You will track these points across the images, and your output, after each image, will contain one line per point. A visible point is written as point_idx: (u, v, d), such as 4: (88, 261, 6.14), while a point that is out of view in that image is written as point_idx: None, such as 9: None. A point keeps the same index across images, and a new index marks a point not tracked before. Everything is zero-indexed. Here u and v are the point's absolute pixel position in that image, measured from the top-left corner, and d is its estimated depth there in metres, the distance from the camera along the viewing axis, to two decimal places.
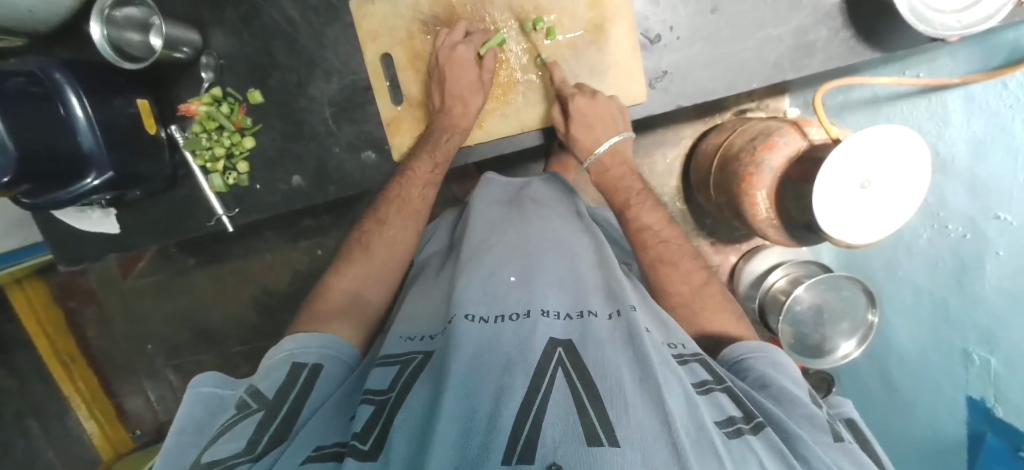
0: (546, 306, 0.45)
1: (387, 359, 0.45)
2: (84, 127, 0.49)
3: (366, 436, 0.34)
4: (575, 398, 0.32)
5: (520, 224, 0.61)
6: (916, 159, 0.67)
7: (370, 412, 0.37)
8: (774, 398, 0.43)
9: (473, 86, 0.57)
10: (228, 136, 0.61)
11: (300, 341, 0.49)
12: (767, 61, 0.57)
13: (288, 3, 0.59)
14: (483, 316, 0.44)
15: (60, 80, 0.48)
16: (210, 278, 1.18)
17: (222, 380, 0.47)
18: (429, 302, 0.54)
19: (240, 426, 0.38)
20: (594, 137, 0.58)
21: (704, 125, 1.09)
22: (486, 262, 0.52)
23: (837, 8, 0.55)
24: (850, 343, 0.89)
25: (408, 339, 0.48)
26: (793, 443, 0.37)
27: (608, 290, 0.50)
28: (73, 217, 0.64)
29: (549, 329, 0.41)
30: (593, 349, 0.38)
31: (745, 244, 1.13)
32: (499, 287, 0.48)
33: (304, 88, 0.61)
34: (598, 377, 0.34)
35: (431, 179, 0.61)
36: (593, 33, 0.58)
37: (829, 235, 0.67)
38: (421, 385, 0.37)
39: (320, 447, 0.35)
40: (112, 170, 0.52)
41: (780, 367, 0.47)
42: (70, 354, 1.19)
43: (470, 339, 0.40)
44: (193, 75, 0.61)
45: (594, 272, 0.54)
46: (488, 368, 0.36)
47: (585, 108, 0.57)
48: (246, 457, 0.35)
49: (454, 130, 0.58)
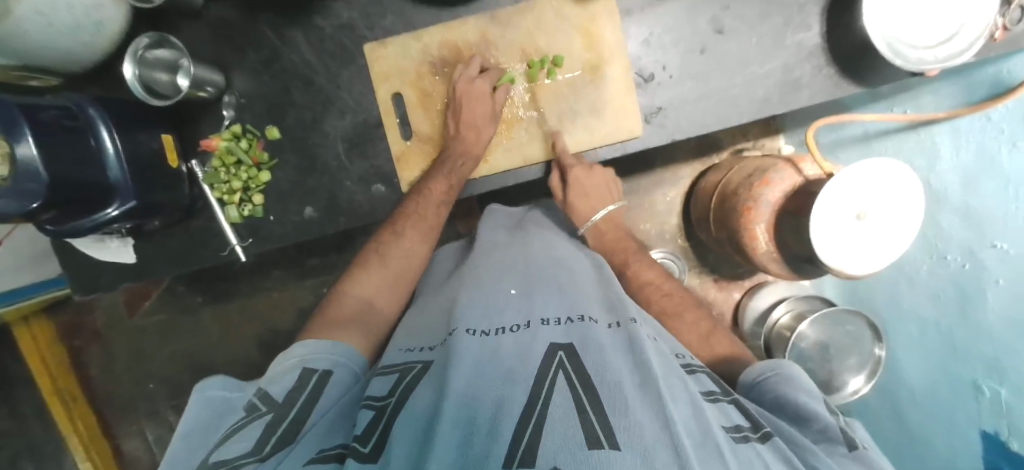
0: (546, 315, 0.46)
1: (387, 368, 0.45)
2: (111, 160, 0.53)
3: (367, 439, 0.35)
4: (577, 402, 0.31)
5: (522, 245, 0.62)
6: (908, 193, 0.68)
7: (371, 415, 0.37)
8: (790, 418, 0.41)
9: (484, 116, 0.60)
10: (245, 170, 0.64)
11: (311, 346, 0.50)
12: (755, 95, 0.60)
13: (307, 48, 0.64)
14: (485, 330, 0.44)
15: (94, 115, 0.52)
16: (214, 316, 1.18)
17: (228, 382, 0.47)
18: (431, 315, 0.55)
19: (248, 428, 0.39)
20: (590, 204, 0.66)
21: (702, 163, 1.12)
22: (485, 281, 0.53)
23: (818, 46, 0.59)
24: (859, 380, 0.85)
25: (407, 350, 0.48)
26: (806, 457, 0.36)
27: (609, 304, 0.50)
28: (92, 248, 0.66)
29: (549, 336, 0.42)
30: (595, 351, 0.38)
31: (748, 280, 1.13)
32: (501, 300, 0.49)
33: (319, 124, 0.65)
34: (599, 380, 0.34)
35: (447, 199, 0.63)
36: (590, 72, 0.61)
37: (830, 265, 0.67)
38: (422, 389, 0.38)
39: (323, 449, 0.35)
40: (134, 200, 0.55)
41: (796, 381, 0.44)
42: (70, 393, 1.18)
43: (472, 350, 0.40)
44: (215, 113, 0.65)
45: (594, 287, 0.54)
46: (489, 377, 0.36)
47: (583, 179, 0.63)
48: (252, 457, 0.35)
49: (467, 156, 0.61)
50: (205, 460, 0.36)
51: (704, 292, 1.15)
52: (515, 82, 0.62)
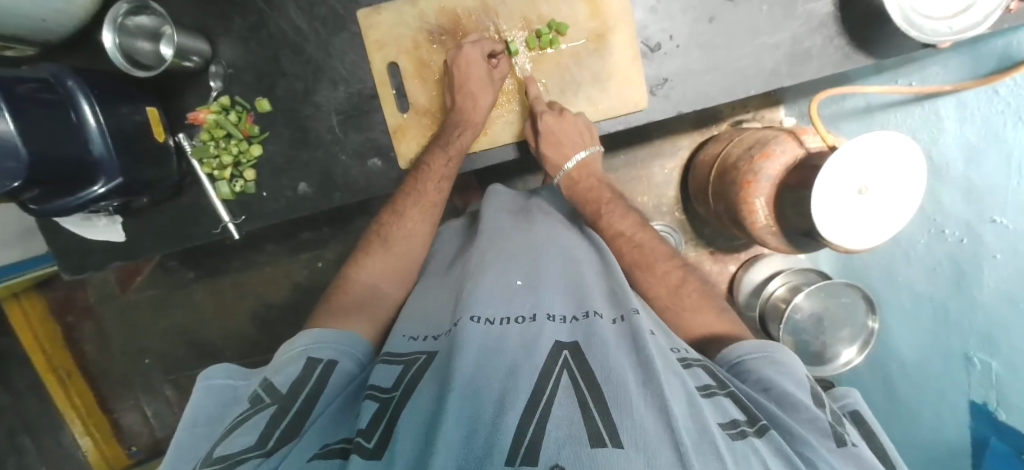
0: (552, 310, 0.46)
1: (391, 357, 0.44)
2: (94, 134, 0.51)
3: (371, 433, 0.34)
4: (579, 400, 0.31)
5: (528, 231, 0.61)
6: (910, 169, 0.68)
7: (375, 408, 0.36)
8: (775, 402, 0.42)
9: (481, 82, 0.58)
10: (235, 144, 0.62)
11: (316, 336, 0.49)
12: (764, 67, 0.59)
13: (296, 13, 0.60)
14: (489, 318, 0.44)
15: (73, 87, 0.50)
16: (209, 292, 1.17)
17: (232, 370, 0.47)
18: (434, 302, 0.54)
19: (251, 421, 0.38)
20: (563, 153, 0.61)
21: (701, 136, 1.10)
22: (490, 269, 0.52)
23: (831, 16, 0.57)
24: (851, 350, 0.87)
25: (410, 338, 0.48)
26: (796, 444, 0.36)
27: (613, 295, 0.49)
28: (78, 224, 0.64)
29: (555, 333, 0.41)
30: (597, 349, 0.38)
31: (744, 253, 1.14)
32: (506, 292, 0.49)
33: (311, 96, 0.62)
34: (604, 378, 0.34)
35: (447, 172, 0.61)
36: (594, 42, 0.59)
37: (830, 240, 0.67)
38: (426, 386, 0.37)
39: (327, 444, 0.35)
40: (121, 176, 0.53)
41: (782, 365, 0.45)
42: (66, 369, 1.17)
43: (476, 340, 0.40)
44: (202, 84, 0.62)
45: (597, 279, 0.54)
46: (493, 371, 0.36)
47: (555, 127, 0.59)
48: (258, 451, 0.34)
49: (466, 125, 0.59)
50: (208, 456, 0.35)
51: (699, 265, 1.15)
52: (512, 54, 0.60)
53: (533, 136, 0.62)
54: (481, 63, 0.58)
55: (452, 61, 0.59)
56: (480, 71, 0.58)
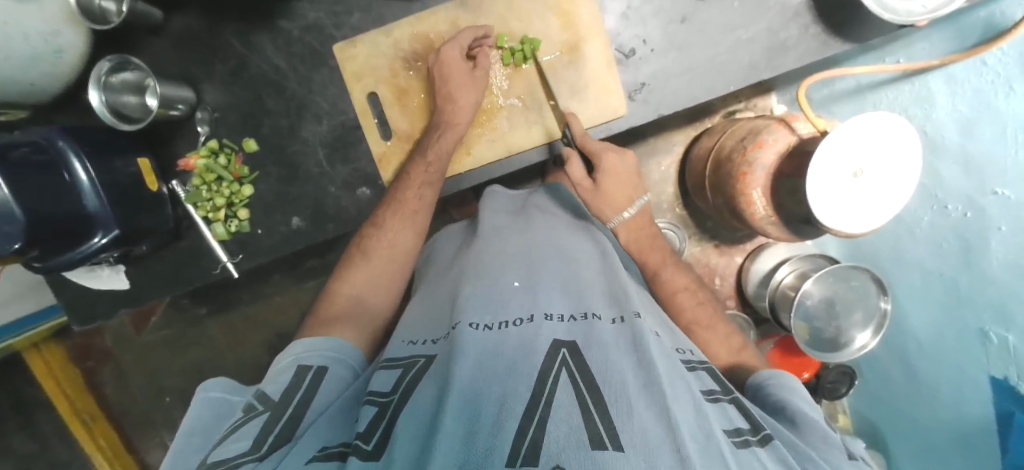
0: (550, 310, 0.44)
1: (390, 362, 0.45)
2: (88, 189, 0.52)
3: (371, 435, 0.34)
4: (579, 401, 0.31)
5: (526, 229, 0.60)
6: (905, 143, 0.67)
7: (374, 412, 0.37)
8: (789, 422, 0.41)
9: (463, 80, 0.57)
10: (227, 186, 0.63)
11: (307, 344, 0.49)
12: (741, 62, 0.59)
13: (275, 52, 0.62)
14: (488, 323, 0.42)
15: (63, 147, 0.52)
16: (221, 326, 1.19)
17: (229, 385, 0.48)
18: (433, 308, 0.53)
19: (244, 428, 0.38)
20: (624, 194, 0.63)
21: (694, 130, 1.10)
22: (486, 271, 0.51)
23: (803, 4, 0.57)
24: (866, 334, 0.85)
25: (410, 343, 0.48)
26: (800, 459, 0.36)
27: (612, 295, 0.49)
28: (84, 278, 0.66)
29: (552, 332, 0.40)
30: (597, 352, 0.37)
31: (750, 244, 1.11)
32: (504, 294, 0.47)
33: (296, 131, 0.63)
34: (604, 380, 0.33)
35: (428, 178, 0.60)
36: (568, 53, 0.59)
37: (827, 225, 0.66)
38: (426, 387, 0.37)
39: (326, 447, 0.35)
40: (118, 227, 0.55)
41: (801, 392, 0.45)
42: (90, 413, 1.19)
43: (475, 346, 0.38)
44: (189, 130, 0.64)
45: (597, 278, 0.52)
46: (493, 371, 0.34)
47: (616, 167, 0.62)
48: (251, 456, 0.35)
49: (446, 127, 0.58)
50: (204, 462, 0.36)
51: (705, 259, 1.14)
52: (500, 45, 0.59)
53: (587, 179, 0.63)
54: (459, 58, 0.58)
55: (436, 64, 0.58)
56: (463, 67, 0.58)
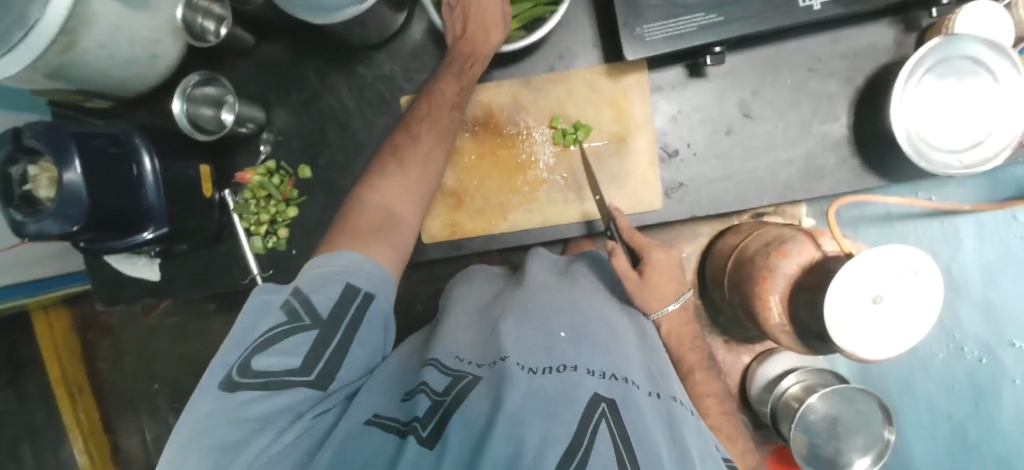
0: (593, 363, 0.41)
1: (440, 365, 0.43)
2: (151, 184, 0.56)
3: (427, 422, 0.35)
4: (618, 463, 0.30)
5: (572, 288, 0.56)
6: (927, 283, 0.68)
7: (427, 404, 0.36)
8: None
9: (494, 15, 0.56)
10: (274, 205, 0.66)
11: (349, 258, 0.46)
12: (778, 181, 0.61)
13: (346, 93, 0.67)
14: (534, 364, 0.39)
15: (138, 144, 0.55)
16: (225, 323, 1.20)
17: (269, 289, 0.44)
18: (476, 326, 0.51)
19: (291, 341, 0.39)
20: (669, 288, 0.58)
21: (722, 223, 1.11)
22: (532, 310, 0.48)
23: (845, 138, 0.60)
24: (864, 461, 0.82)
25: (458, 358, 0.45)
26: None
27: (647, 366, 0.47)
28: (121, 262, 0.68)
29: (595, 383, 0.38)
30: (635, 418, 0.35)
31: (759, 345, 1.09)
32: (548, 340, 0.44)
33: (349, 166, 0.67)
34: (640, 447, 0.33)
35: (459, 101, 0.58)
36: (615, 143, 0.63)
37: (846, 346, 0.66)
38: (475, 400, 0.35)
39: (378, 416, 0.37)
40: (167, 225, 0.58)
41: None
42: (78, 387, 1.20)
43: (521, 383, 0.36)
44: (252, 146, 0.68)
45: (635, 347, 0.49)
46: (539, 408, 0.33)
47: (661, 261, 0.58)
48: (301, 377, 0.37)
49: (474, 57, 0.57)
50: (251, 366, 0.37)
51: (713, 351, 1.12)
52: (553, 124, 0.63)
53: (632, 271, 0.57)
54: (499, 28, 0.57)
55: None
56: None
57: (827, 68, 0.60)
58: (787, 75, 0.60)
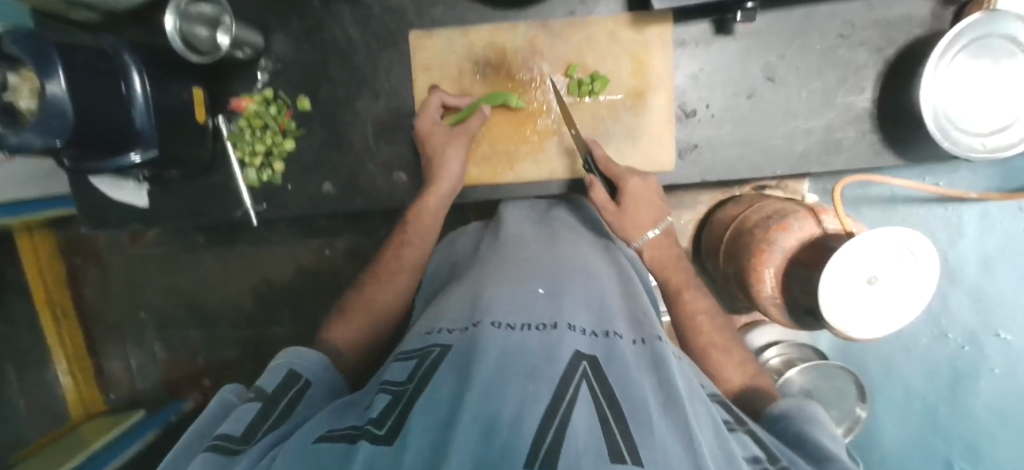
0: (573, 320, 0.41)
1: (405, 354, 0.42)
2: (140, 105, 0.52)
3: (382, 422, 0.33)
4: (599, 415, 0.30)
5: (551, 238, 0.56)
6: (924, 262, 0.67)
7: (387, 401, 0.35)
8: (808, 455, 0.39)
9: None
10: (270, 136, 0.64)
11: (300, 359, 0.49)
12: (794, 150, 0.60)
13: (351, 23, 0.62)
14: (510, 323, 0.40)
15: (127, 61, 0.51)
16: (214, 260, 1.19)
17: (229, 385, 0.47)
18: (456, 293, 0.51)
19: (237, 418, 0.39)
20: (646, 217, 0.57)
21: (722, 194, 1.10)
22: (510, 274, 0.48)
23: (867, 111, 0.58)
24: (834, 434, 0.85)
25: (426, 333, 0.45)
26: None
27: (632, 313, 0.47)
28: (105, 184, 0.65)
29: (575, 342, 0.38)
30: (618, 369, 0.36)
31: (745, 317, 1.11)
32: (526, 300, 0.43)
33: (351, 102, 0.64)
34: (625, 398, 0.33)
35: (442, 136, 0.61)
36: (632, 99, 0.60)
37: (833, 323, 0.67)
38: (444, 376, 0.35)
39: (332, 430, 0.34)
40: (156, 148, 0.55)
41: (824, 426, 0.43)
42: (63, 309, 1.19)
43: (495, 346, 0.35)
44: (250, 73, 0.65)
45: (618, 296, 0.49)
46: (512, 372, 0.32)
47: (636, 189, 0.57)
48: (239, 445, 0.36)
49: None
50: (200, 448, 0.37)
51: None
52: (569, 73, 0.60)
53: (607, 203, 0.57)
54: None
55: None
56: None
57: (859, 36, 0.57)
58: (817, 40, 0.57)
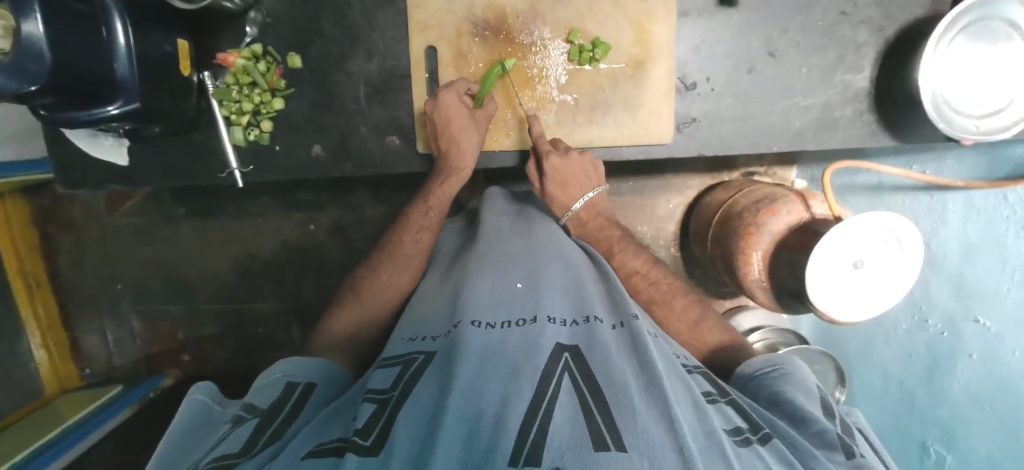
0: (552, 311, 0.42)
1: (386, 360, 0.41)
2: (122, 53, 0.49)
3: (368, 432, 0.31)
4: (581, 405, 0.29)
5: (527, 235, 0.57)
6: (904, 247, 0.68)
7: (372, 410, 0.33)
8: (786, 416, 0.41)
9: None
10: (259, 94, 0.61)
11: (293, 363, 0.49)
12: (792, 127, 0.60)
13: None
14: (491, 321, 0.39)
15: (110, 6, 0.48)
16: (195, 231, 1.15)
17: (211, 392, 0.46)
18: (438, 294, 0.51)
19: (235, 434, 0.38)
20: (568, 193, 0.61)
21: (713, 178, 1.10)
22: (490, 270, 0.48)
23: (865, 91, 0.58)
24: None
25: (409, 339, 0.44)
26: (802, 457, 0.35)
27: (610, 298, 0.47)
28: (82, 140, 0.62)
29: (556, 335, 0.38)
30: (598, 355, 0.35)
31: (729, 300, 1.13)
32: (506, 294, 0.44)
33: (344, 62, 0.62)
34: (606, 383, 0.32)
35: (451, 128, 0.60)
36: (633, 68, 0.59)
37: (822, 307, 0.67)
38: (425, 386, 0.34)
39: (321, 444, 0.33)
40: (138, 102, 0.52)
41: (799, 381, 0.44)
42: (36, 279, 1.14)
43: (476, 344, 0.35)
44: (238, 27, 0.62)
45: (597, 284, 0.50)
46: (493, 369, 0.32)
47: (560, 167, 0.59)
48: (239, 456, 0.34)
49: None
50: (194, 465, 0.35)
51: None
52: (571, 38, 0.59)
53: (537, 177, 0.62)
54: None
55: None
56: None
57: (861, 13, 0.57)
58: (819, 16, 0.57)
